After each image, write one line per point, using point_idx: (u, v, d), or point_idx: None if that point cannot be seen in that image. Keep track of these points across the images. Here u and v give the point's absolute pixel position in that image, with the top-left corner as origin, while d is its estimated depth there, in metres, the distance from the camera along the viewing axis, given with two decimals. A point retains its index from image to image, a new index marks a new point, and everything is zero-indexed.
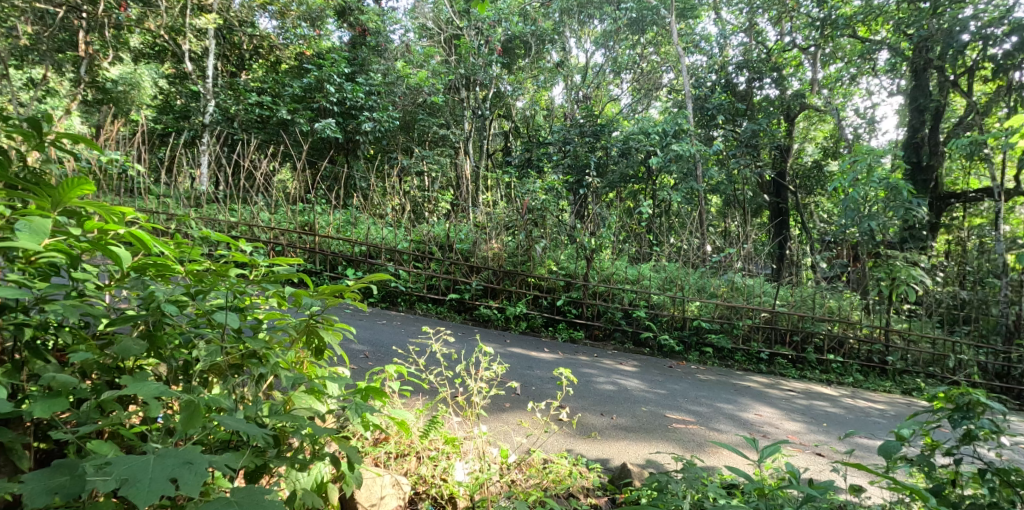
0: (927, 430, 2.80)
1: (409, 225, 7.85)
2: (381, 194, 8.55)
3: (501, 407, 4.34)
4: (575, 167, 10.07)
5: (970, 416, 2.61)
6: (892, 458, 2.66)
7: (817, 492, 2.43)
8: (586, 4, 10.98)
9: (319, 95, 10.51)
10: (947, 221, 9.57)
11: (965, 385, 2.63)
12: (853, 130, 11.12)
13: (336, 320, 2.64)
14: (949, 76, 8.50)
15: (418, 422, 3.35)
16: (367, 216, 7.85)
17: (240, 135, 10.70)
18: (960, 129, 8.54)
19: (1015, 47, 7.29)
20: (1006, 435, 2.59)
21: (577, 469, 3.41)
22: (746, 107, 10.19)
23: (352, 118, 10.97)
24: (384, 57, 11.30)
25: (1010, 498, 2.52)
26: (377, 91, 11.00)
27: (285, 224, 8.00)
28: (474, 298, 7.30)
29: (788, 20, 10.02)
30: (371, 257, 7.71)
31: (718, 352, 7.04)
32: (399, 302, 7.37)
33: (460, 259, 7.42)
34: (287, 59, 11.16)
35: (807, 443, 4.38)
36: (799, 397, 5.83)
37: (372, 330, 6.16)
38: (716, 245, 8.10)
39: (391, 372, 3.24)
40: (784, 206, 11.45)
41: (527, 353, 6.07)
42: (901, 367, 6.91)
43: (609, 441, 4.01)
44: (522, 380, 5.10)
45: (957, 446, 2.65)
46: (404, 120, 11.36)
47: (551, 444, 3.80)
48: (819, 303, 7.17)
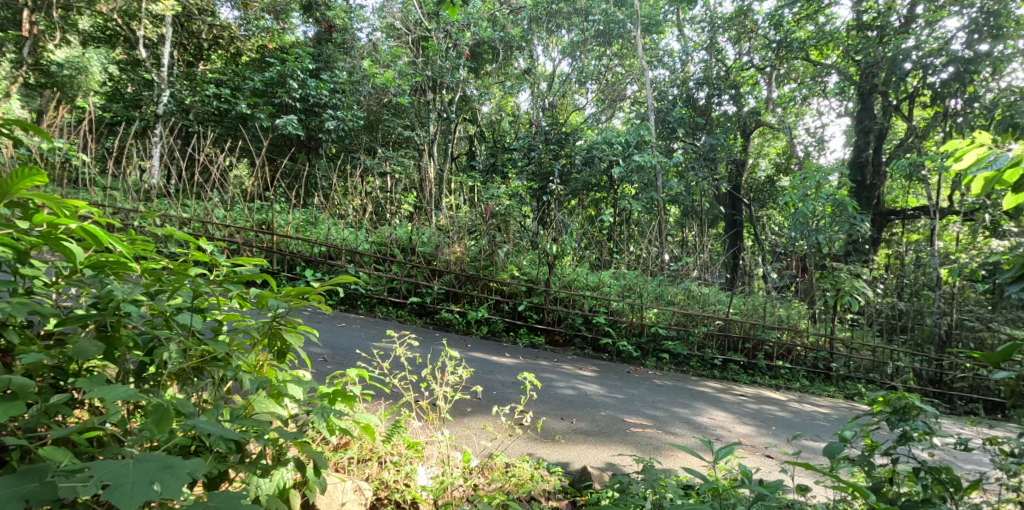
0: (867, 432, 2.98)
1: (371, 226, 7.81)
2: (342, 194, 8.48)
3: (464, 411, 4.42)
4: (539, 174, 10.10)
5: (906, 418, 2.81)
6: (835, 459, 2.83)
7: (767, 491, 2.58)
8: (555, 14, 11.12)
9: (281, 90, 10.17)
10: (887, 237, 10.11)
11: (902, 389, 2.84)
12: (804, 147, 11.65)
13: (301, 321, 2.61)
14: (893, 102, 9.02)
15: (381, 427, 3.39)
16: (327, 216, 7.78)
17: (195, 128, 10.44)
18: (901, 150, 9.06)
19: (951, 77, 7.79)
20: (938, 437, 2.81)
21: (539, 473, 3.51)
22: (705, 122, 10.60)
23: (315, 115, 10.73)
24: (349, 55, 11.22)
25: (941, 494, 2.74)
26: (342, 89, 10.90)
27: (241, 222, 7.84)
28: (436, 302, 7.32)
29: (746, 41, 10.52)
30: (331, 259, 7.64)
31: (673, 359, 7.25)
32: (358, 304, 7.33)
33: (422, 262, 7.45)
34: (248, 51, 10.96)
35: (757, 445, 4.59)
36: (750, 402, 6.09)
37: (331, 333, 6.12)
38: (674, 253, 8.34)
39: (355, 376, 3.24)
40: (739, 218, 11.85)
41: (488, 357, 6.15)
42: (844, 373, 7.27)
43: (569, 444, 4.12)
44: (484, 384, 5.18)
45: (894, 447, 2.85)
46: (369, 120, 11.35)
47: (513, 449, 3.89)
48: (770, 311, 7.49)
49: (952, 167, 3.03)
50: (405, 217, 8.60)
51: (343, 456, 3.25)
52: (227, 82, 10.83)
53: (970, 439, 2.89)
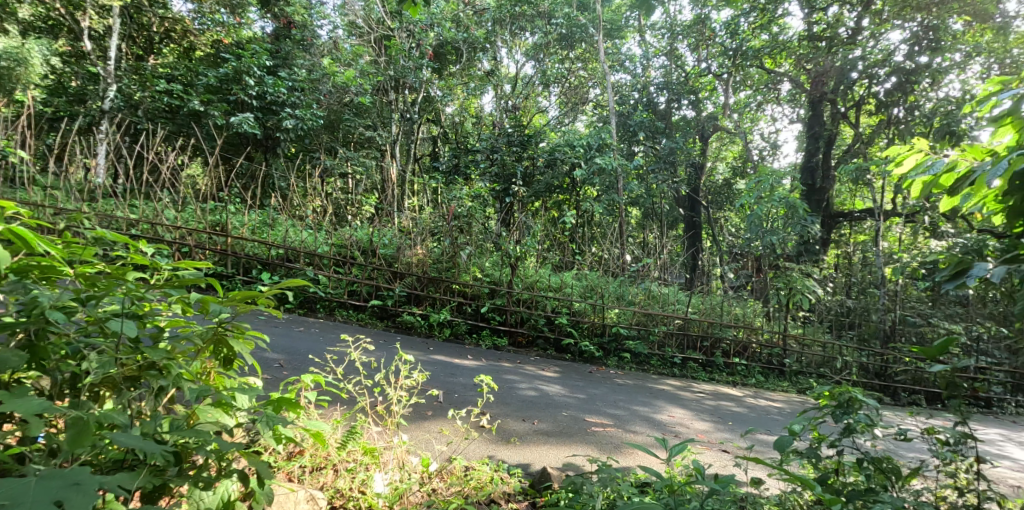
0: (815, 426, 3.09)
1: (330, 228, 7.69)
2: (301, 195, 8.33)
3: (423, 415, 4.40)
4: (502, 176, 10.04)
5: (850, 411, 2.92)
6: (785, 452, 2.92)
7: (721, 486, 2.65)
8: (518, 16, 11.00)
9: (236, 87, 9.76)
10: (837, 238, 10.49)
11: (846, 383, 2.96)
12: (758, 152, 12.02)
13: (248, 327, 2.50)
14: (841, 109, 9.45)
15: (335, 434, 3.34)
16: (286, 218, 7.61)
17: (144, 125, 9.95)
18: (849, 156, 9.45)
19: (895, 86, 8.22)
20: (880, 428, 2.95)
21: (499, 475, 3.52)
22: (665, 126, 10.74)
23: (273, 113, 10.28)
24: (309, 52, 10.95)
25: (883, 482, 2.88)
26: (301, 88, 10.45)
27: (193, 224, 7.57)
28: (398, 304, 7.26)
29: (704, 48, 10.83)
30: (288, 261, 7.46)
31: (635, 358, 7.35)
32: (318, 308, 7.20)
33: (383, 264, 7.39)
34: (202, 46, 10.67)
35: (714, 441, 4.72)
36: (708, 399, 6.23)
37: (288, 338, 6.00)
38: (635, 254, 8.47)
39: (309, 382, 3.17)
40: (697, 220, 12.09)
41: (450, 360, 6.13)
42: (797, 369, 7.51)
43: (528, 445, 4.15)
44: (444, 387, 5.17)
45: (840, 439, 2.96)
46: (328, 119, 11.15)
47: (472, 452, 3.89)
48: (726, 311, 7.69)
49: (894, 172, 3.17)
50: (366, 219, 8.52)
51: (296, 465, 3.17)
52: (180, 77, 10.31)
53: (909, 429, 3.04)
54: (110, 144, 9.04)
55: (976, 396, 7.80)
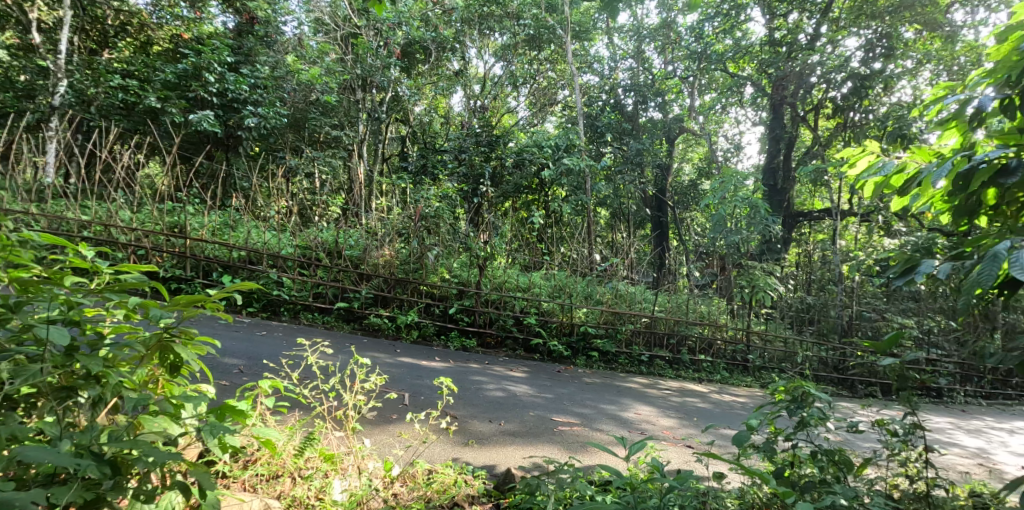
0: (771, 420, 3.16)
1: (295, 229, 7.54)
2: (264, 195, 8.16)
3: (387, 418, 4.37)
4: (470, 176, 10.03)
5: (803, 406, 3.01)
6: (742, 447, 2.98)
7: (678, 482, 2.69)
8: (487, 16, 11.00)
9: (195, 84, 9.38)
10: (798, 236, 10.76)
11: (799, 379, 3.04)
12: (722, 154, 12.27)
13: (196, 333, 2.47)
14: (800, 112, 9.74)
15: (292, 441, 3.30)
16: (248, 220, 7.43)
17: (98, 122, 9.51)
18: (808, 157, 9.73)
19: (850, 91, 8.52)
20: (833, 421, 3.04)
21: (462, 477, 3.51)
22: (632, 127, 10.99)
23: (234, 111, 9.89)
24: (273, 49, 10.39)
25: (836, 473, 2.97)
26: (264, 85, 10.00)
27: (149, 225, 7.24)
28: (364, 306, 7.17)
29: (670, 51, 11.05)
30: (251, 263, 7.27)
31: (603, 356, 7.41)
32: (282, 312, 7.03)
33: (349, 266, 7.28)
34: (160, 40, 10.39)
35: (678, 437, 4.79)
36: (673, 395, 6.32)
37: (248, 343, 5.86)
38: (603, 254, 8.55)
39: (267, 388, 3.11)
40: (664, 220, 12.23)
41: (418, 362, 6.09)
42: (760, 364, 7.70)
43: (493, 446, 4.16)
44: (410, 390, 5.13)
45: (794, 433, 3.04)
46: (293, 118, 10.43)
47: (436, 454, 3.87)
48: (692, 309, 7.82)
49: (849, 174, 3.26)
50: (332, 220, 8.42)
51: (252, 474, 3.11)
52: (135, 73, 9.77)
53: (860, 422, 3.14)
54: (60, 142, 8.61)
55: (928, 387, 8.11)
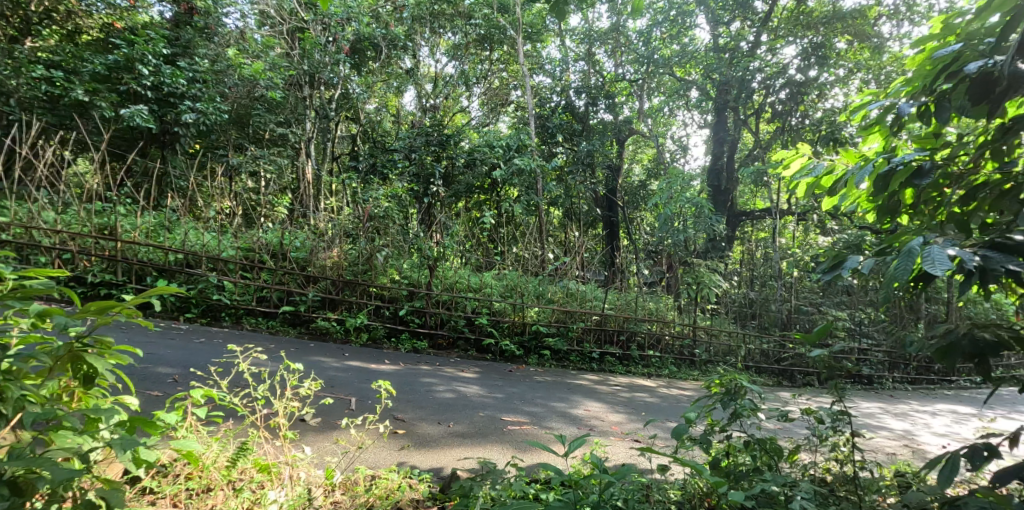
0: (708, 412, 3.36)
1: (236, 231, 7.30)
2: (203, 195, 7.91)
3: (332, 423, 4.07)
4: (421, 176, 10.03)
5: (736, 397, 3.22)
6: (682, 439, 3.15)
7: (616, 479, 2.81)
8: (438, 15, 11.08)
9: (127, 76, 8.62)
10: (740, 235, 11.23)
11: (734, 373, 3.25)
12: (670, 155, 12.70)
13: (113, 342, 2.41)
14: (742, 117, 10.16)
15: (223, 452, 3.09)
16: (186, 220, 7.14)
17: (17, 116, 8.48)
18: (750, 159, 10.19)
19: (788, 97, 9.02)
20: (765, 412, 3.28)
21: (407, 482, 3.32)
22: (583, 128, 11.23)
23: (171, 106, 9.18)
24: (213, 41, 9.65)
25: (768, 462, 3.18)
26: (203, 79, 9.32)
27: (76, 226, 6.87)
28: (311, 309, 7.07)
29: (620, 54, 11.35)
30: (189, 267, 7.00)
31: (555, 354, 7.58)
32: (223, 317, 6.83)
33: (295, 268, 7.16)
34: (90, 29, 9.59)
35: (626, 432, 4.95)
36: (622, 391, 6.54)
37: (184, 351, 5.43)
38: (555, 253, 8.71)
39: (198, 397, 2.93)
40: (615, 220, 12.48)
41: (366, 366, 5.95)
42: (706, 358, 8.06)
43: (441, 448, 3.97)
44: (358, 393, 4.86)
45: (729, 423, 3.24)
46: (236, 115, 9.98)
47: (382, 459, 3.64)
48: (640, 306, 8.08)
49: (784, 174, 3.50)
50: (278, 221, 8.27)
51: (181, 489, 2.91)
52: (61, 63, 8.90)
53: (790, 411, 3.37)
54: None
55: (858, 376, 8.64)
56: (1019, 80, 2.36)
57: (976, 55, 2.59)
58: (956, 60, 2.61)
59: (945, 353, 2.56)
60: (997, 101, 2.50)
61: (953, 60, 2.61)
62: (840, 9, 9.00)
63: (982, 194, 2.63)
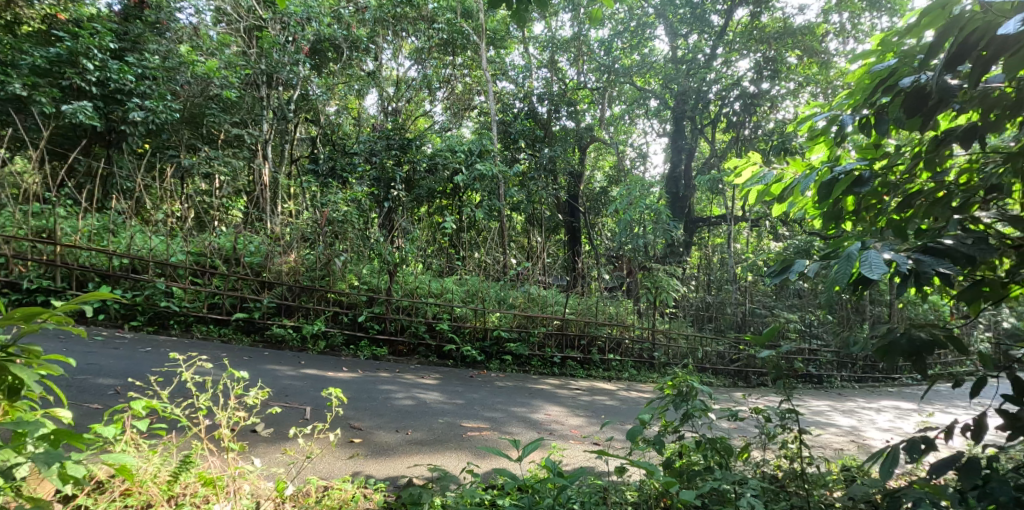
0: (662, 413, 3.40)
1: (186, 235, 7.07)
2: (152, 197, 7.64)
3: (284, 433, 3.97)
4: (381, 181, 9.91)
5: (688, 398, 3.27)
6: (636, 441, 3.18)
7: (569, 482, 2.81)
8: (401, 18, 11.00)
9: (70, 71, 8.27)
10: (698, 241, 11.45)
11: (686, 375, 3.30)
12: (630, 161, 12.91)
13: (42, 350, 2.30)
14: (699, 126, 10.38)
15: (165, 466, 2.97)
16: (132, 223, 6.88)
17: None
18: (707, 167, 10.41)
19: (741, 108, 9.28)
20: (715, 412, 3.34)
21: (361, 492, 3.27)
22: (545, 135, 11.27)
23: (117, 103, 8.84)
24: (165, 37, 9.37)
25: (720, 461, 3.24)
26: (153, 76, 8.97)
27: (12, 229, 6.54)
28: (266, 316, 6.90)
29: (582, 63, 11.49)
30: (134, 272, 6.74)
31: (516, 359, 7.57)
32: (171, 325, 6.61)
33: (249, 274, 6.99)
34: (30, 19, 8.91)
35: (585, 435, 4.97)
36: (583, 395, 6.59)
37: (127, 360, 5.23)
38: (517, 259, 8.71)
39: (138, 408, 2.83)
40: (577, 225, 12.54)
41: (322, 374, 5.84)
42: (665, 361, 8.17)
43: (398, 456, 3.91)
44: (312, 402, 4.77)
45: (680, 424, 3.29)
46: (188, 113, 9.51)
47: (336, 469, 3.57)
48: (601, 310, 8.15)
49: (737, 181, 3.59)
50: (232, 225, 8.06)
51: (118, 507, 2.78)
52: None
53: (740, 410, 3.44)
54: None
55: (810, 376, 8.90)
56: (948, 94, 2.46)
57: (910, 70, 2.72)
58: (892, 75, 2.74)
59: (885, 352, 2.65)
60: (929, 114, 2.59)
61: (889, 75, 2.74)
62: (790, 25, 9.35)
63: (917, 202, 2.76)
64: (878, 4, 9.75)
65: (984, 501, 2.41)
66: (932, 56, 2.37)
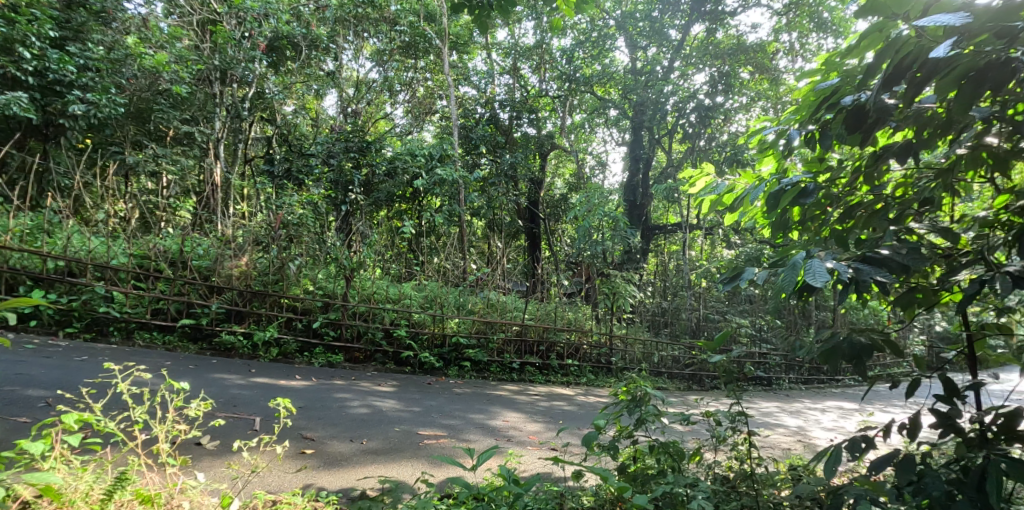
0: (616, 419, 3.41)
1: (129, 236, 6.77)
2: (92, 196, 7.29)
3: (230, 446, 3.83)
4: (339, 183, 9.74)
5: (642, 404, 3.29)
6: (591, 448, 3.17)
7: (525, 490, 2.79)
8: (362, 18, 10.87)
9: (5, 60, 7.80)
10: (654, 248, 11.63)
11: (640, 381, 3.32)
12: (590, 169, 13.06)
13: None
14: (657, 136, 10.57)
15: (99, 483, 2.82)
16: (69, 224, 6.52)
17: None
18: (666, 176, 10.60)
19: (697, 120, 9.48)
20: (668, 418, 3.37)
21: (312, 505, 3.18)
22: (506, 141, 11.28)
23: (57, 95, 8.37)
24: (110, 26, 8.86)
25: (673, 465, 3.28)
26: (96, 68, 8.53)
27: None
28: (214, 322, 6.67)
29: (543, 71, 11.57)
30: (71, 276, 6.41)
31: (475, 366, 7.54)
32: (111, 332, 6.31)
33: (196, 278, 6.74)
34: None
35: (543, 441, 4.97)
36: (541, 400, 6.60)
37: (62, 370, 4.97)
38: (477, 264, 8.67)
39: (71, 423, 2.68)
40: (537, 231, 12.58)
41: (274, 382, 5.68)
42: (622, 366, 8.27)
43: (352, 467, 3.83)
44: (261, 412, 4.63)
45: (634, 430, 3.31)
46: (134, 108, 9.02)
47: (286, 482, 3.47)
48: (560, 316, 8.19)
49: (690, 191, 3.64)
50: (178, 226, 7.76)
51: None
52: None
53: (692, 415, 3.48)
54: None
55: (760, 380, 9.14)
56: (885, 113, 2.55)
57: (852, 90, 2.81)
58: (835, 93, 2.83)
59: (828, 356, 2.71)
60: (867, 131, 2.68)
61: (833, 93, 2.83)
62: (743, 43, 9.68)
63: (858, 213, 2.85)
64: (825, 26, 10.14)
65: (919, 495, 2.47)
66: (870, 76, 2.45)
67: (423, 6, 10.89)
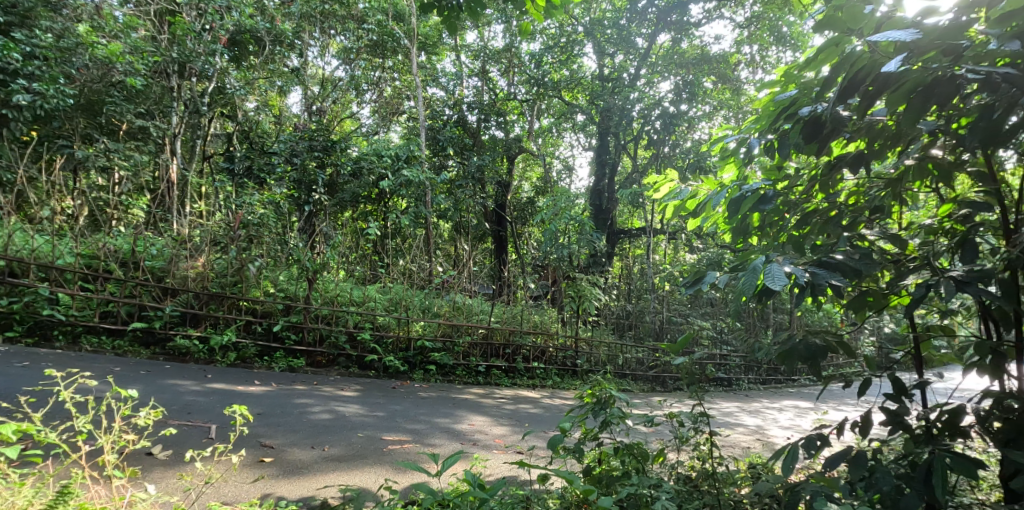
0: (581, 422, 3.41)
1: (77, 236, 6.50)
2: (39, 192, 6.97)
3: (183, 455, 3.70)
4: (302, 183, 9.56)
5: (605, 407, 3.28)
6: (555, 451, 3.15)
7: (488, 495, 2.75)
8: (328, 16, 10.70)
9: None
10: (619, 251, 11.75)
11: (603, 384, 3.32)
12: (556, 173, 13.13)
13: None
14: (623, 142, 10.70)
15: (39, 496, 2.67)
16: (11, 221, 6.22)
17: None
18: (631, 181, 10.72)
19: (662, 126, 9.59)
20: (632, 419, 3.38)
21: None
22: (473, 143, 11.25)
23: (1, 85, 7.98)
24: (60, 13, 8.57)
25: (637, 467, 3.29)
26: (44, 56, 8.17)
27: None
28: (168, 326, 6.45)
29: (512, 74, 11.58)
30: (12, 276, 6.11)
31: (440, 369, 7.48)
32: (56, 336, 6.04)
33: (149, 280, 6.51)
34: None
35: (508, 445, 4.95)
36: (507, 404, 6.57)
37: (2, 377, 4.74)
38: (443, 267, 8.60)
39: (9, 433, 2.53)
40: (503, 234, 12.57)
41: (231, 387, 5.53)
42: (587, 368, 8.33)
43: (312, 475, 3.74)
44: (216, 419, 4.49)
45: (598, 432, 3.31)
46: (84, 99, 8.55)
47: (243, 492, 3.36)
48: (526, 318, 8.20)
49: (655, 195, 3.67)
50: (131, 226, 7.49)
51: None
52: None
53: (654, 417, 3.51)
54: None
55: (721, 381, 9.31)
56: (839, 124, 2.60)
57: (809, 101, 2.87)
58: (793, 104, 2.88)
59: (785, 357, 2.75)
60: (823, 141, 2.73)
61: (791, 103, 2.88)
62: (707, 52, 9.87)
63: (813, 220, 2.90)
64: (784, 40, 10.33)
65: (870, 491, 2.52)
66: (826, 88, 2.49)
67: (391, 5, 10.78)
